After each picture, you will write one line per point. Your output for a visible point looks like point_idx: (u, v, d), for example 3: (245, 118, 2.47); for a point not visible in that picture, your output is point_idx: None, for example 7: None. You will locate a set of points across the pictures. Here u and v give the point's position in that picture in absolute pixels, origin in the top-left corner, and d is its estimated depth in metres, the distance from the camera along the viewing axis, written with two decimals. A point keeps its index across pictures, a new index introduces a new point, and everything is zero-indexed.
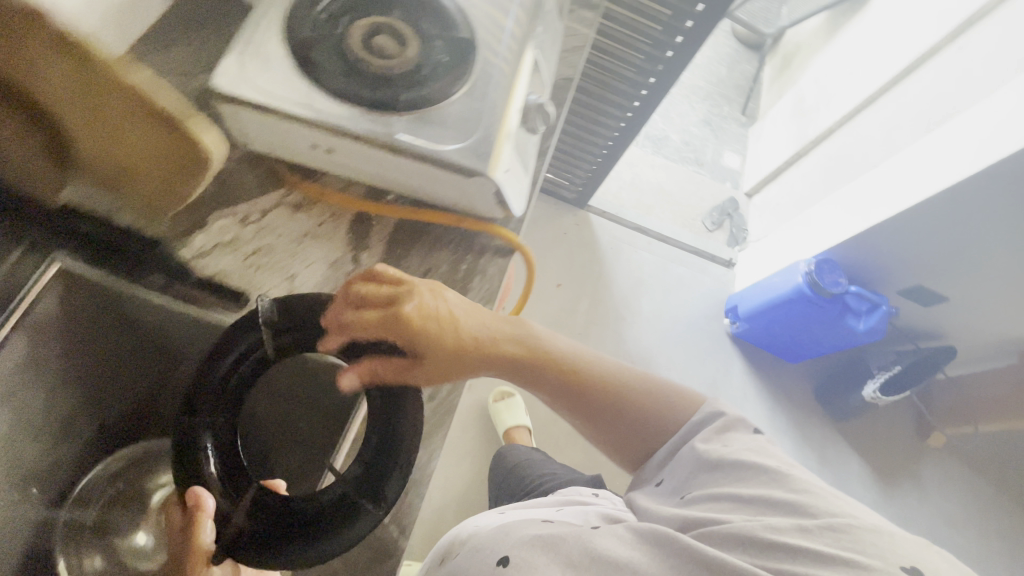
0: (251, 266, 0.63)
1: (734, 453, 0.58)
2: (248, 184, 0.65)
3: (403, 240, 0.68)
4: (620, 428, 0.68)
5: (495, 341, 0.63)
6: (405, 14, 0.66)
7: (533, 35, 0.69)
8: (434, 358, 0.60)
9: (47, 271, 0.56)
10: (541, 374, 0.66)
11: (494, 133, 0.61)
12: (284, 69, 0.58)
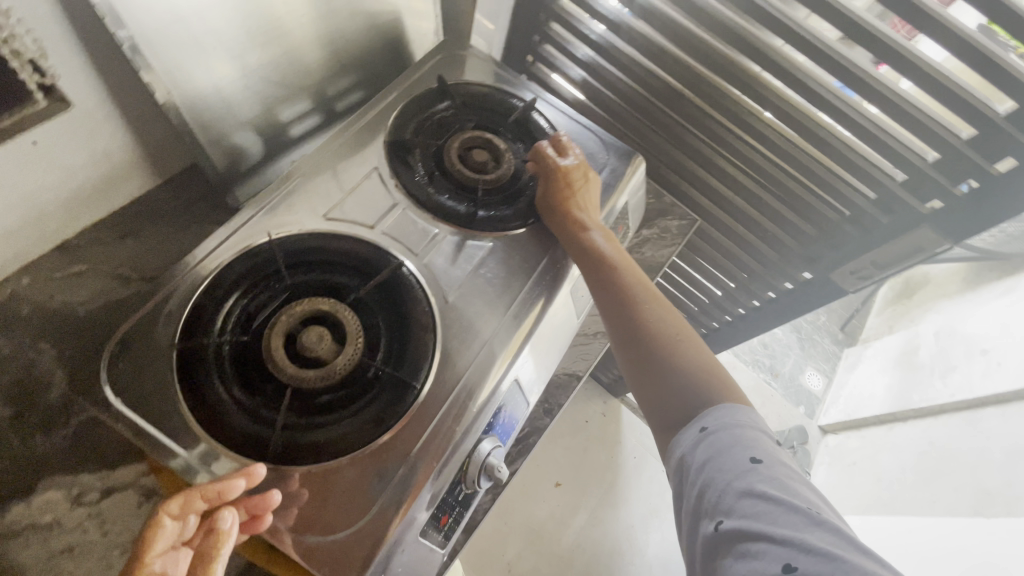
0: (50, 570, 0.51)
1: (759, 482, 0.42)
2: (108, 452, 0.55)
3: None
4: (652, 376, 0.53)
5: (615, 254, 0.59)
6: (360, 306, 0.53)
7: (520, 342, 0.54)
8: (573, 236, 0.59)
9: None
10: (628, 303, 0.56)
11: (404, 497, 0.46)
12: (171, 382, 0.47)
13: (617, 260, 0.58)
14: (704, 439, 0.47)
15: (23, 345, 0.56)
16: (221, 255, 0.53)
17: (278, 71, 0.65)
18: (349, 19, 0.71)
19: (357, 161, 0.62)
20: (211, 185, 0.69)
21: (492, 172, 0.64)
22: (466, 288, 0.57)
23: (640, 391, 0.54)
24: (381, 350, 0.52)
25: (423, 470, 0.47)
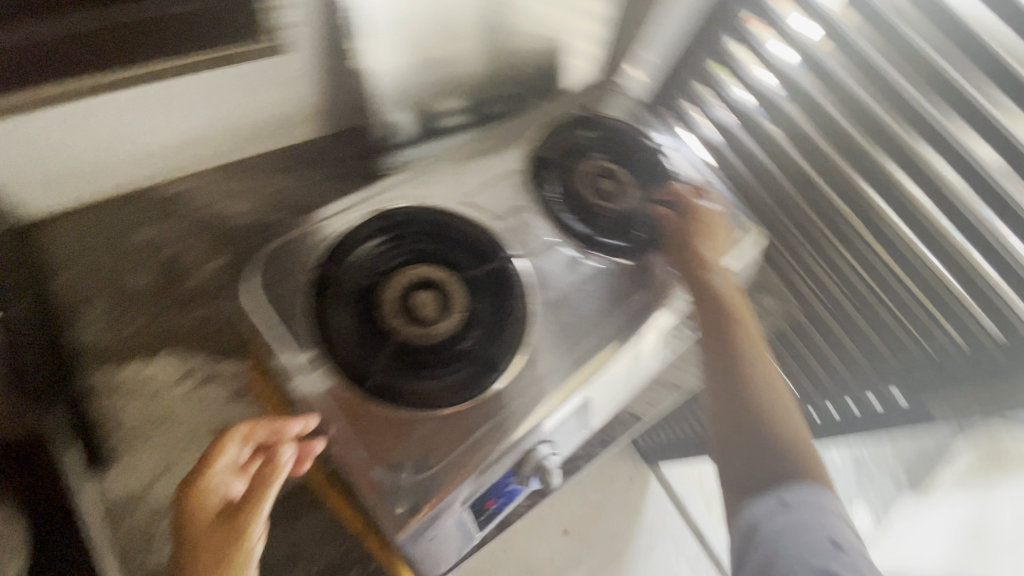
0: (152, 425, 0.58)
1: (838, 567, 0.43)
2: (221, 343, 0.62)
3: (306, 501, 0.56)
4: (743, 433, 0.53)
5: (734, 307, 0.59)
6: (471, 283, 0.57)
7: (602, 369, 0.56)
8: (695, 277, 0.61)
9: None
10: (733, 354, 0.57)
11: (461, 469, 0.49)
12: (300, 298, 0.53)
13: (735, 314, 0.59)
14: (784, 511, 0.47)
15: (178, 236, 0.66)
16: (365, 206, 0.59)
17: (448, 60, 0.73)
18: (524, 34, 0.77)
19: (501, 158, 0.67)
20: (367, 146, 0.77)
21: (613, 199, 0.67)
22: (568, 298, 0.59)
23: (724, 444, 0.54)
24: (480, 328, 0.55)
25: (483, 454, 0.50)
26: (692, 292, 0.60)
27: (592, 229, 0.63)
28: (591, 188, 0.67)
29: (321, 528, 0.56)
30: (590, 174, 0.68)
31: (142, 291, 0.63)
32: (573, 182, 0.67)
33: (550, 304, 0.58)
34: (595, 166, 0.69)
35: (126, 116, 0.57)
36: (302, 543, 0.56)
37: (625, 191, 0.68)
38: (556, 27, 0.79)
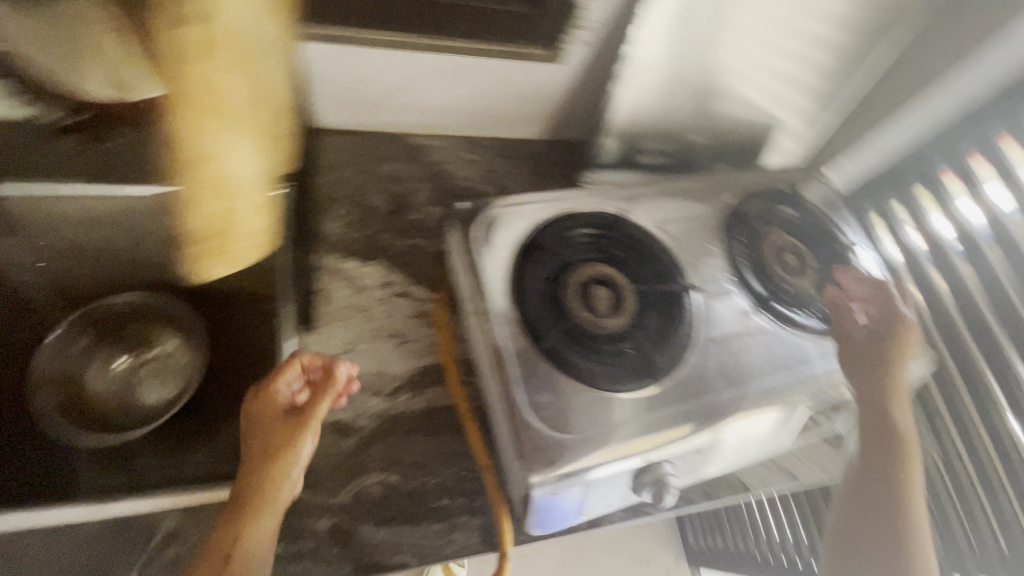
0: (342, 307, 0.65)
1: None
2: (416, 269, 0.70)
3: (440, 426, 0.61)
4: (864, 550, 0.56)
5: (903, 436, 0.61)
6: (648, 298, 0.62)
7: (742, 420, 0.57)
8: (874, 389, 0.61)
9: None
10: (886, 481, 0.59)
11: (600, 448, 0.52)
12: (507, 252, 0.60)
13: (903, 443, 0.60)
14: None
15: (414, 181, 0.78)
16: (580, 199, 0.66)
17: (680, 112, 0.81)
18: (754, 108, 0.83)
19: (707, 202, 0.71)
20: (579, 157, 0.85)
21: (791, 275, 0.70)
22: (733, 342, 0.61)
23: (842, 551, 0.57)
24: (645, 339, 0.59)
25: (624, 445, 0.53)
26: (861, 397, 0.61)
27: (764, 290, 0.66)
28: (773, 256, 0.70)
29: (445, 454, 0.60)
30: (776, 245, 0.71)
31: (374, 205, 0.74)
32: (758, 244, 0.70)
33: (716, 342, 0.60)
34: (781, 239, 0.72)
35: (425, 80, 0.70)
36: (424, 460, 0.59)
37: (802, 272, 0.70)
38: (786, 111, 0.84)
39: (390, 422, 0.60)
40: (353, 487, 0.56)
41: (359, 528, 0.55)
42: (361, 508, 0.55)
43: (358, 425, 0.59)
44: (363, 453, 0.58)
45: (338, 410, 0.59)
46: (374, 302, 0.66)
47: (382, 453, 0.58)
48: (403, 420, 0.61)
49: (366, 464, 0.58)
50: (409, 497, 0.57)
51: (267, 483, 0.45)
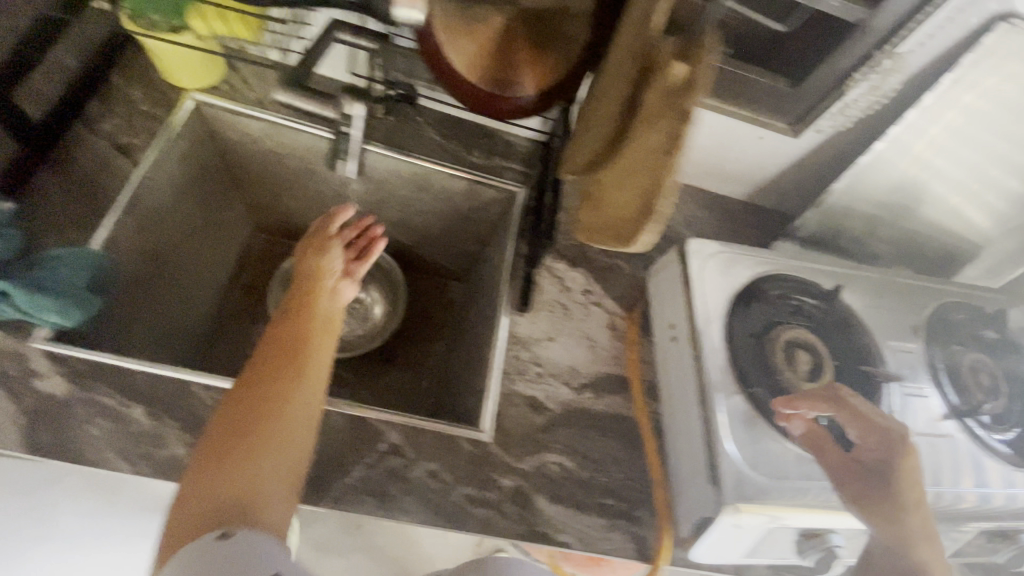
0: (550, 301, 0.72)
1: None
2: (617, 285, 0.75)
3: (617, 431, 0.65)
4: None
5: None
6: (844, 371, 0.64)
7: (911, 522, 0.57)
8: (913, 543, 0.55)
9: (502, 183, 0.79)
10: None
11: (788, 500, 0.55)
12: (727, 294, 0.64)
13: None
14: None
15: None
16: (794, 264, 0.69)
17: (879, 200, 0.81)
18: (969, 225, 0.83)
19: (913, 302, 0.72)
20: (775, 224, 0.88)
21: (984, 397, 0.69)
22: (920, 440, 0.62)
23: None
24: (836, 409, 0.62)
25: (813, 506, 0.55)
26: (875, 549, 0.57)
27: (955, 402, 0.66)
28: (968, 373, 0.70)
29: (618, 458, 0.64)
30: (972, 364, 0.71)
31: None
32: (954, 358, 0.70)
33: None
34: (977, 359, 0.72)
35: None
36: (597, 457, 0.64)
37: (994, 397, 0.69)
38: (1000, 238, 0.83)
39: (574, 413, 0.65)
40: (536, 460, 0.62)
41: (535, 497, 0.60)
42: (539, 479, 0.61)
43: (548, 407, 0.65)
44: (547, 434, 0.64)
45: (536, 389, 0.65)
46: (577, 304, 0.72)
47: (564, 438, 0.64)
48: (585, 415, 0.66)
49: (549, 443, 0.63)
50: (580, 484, 0.62)
51: (319, 292, 0.62)
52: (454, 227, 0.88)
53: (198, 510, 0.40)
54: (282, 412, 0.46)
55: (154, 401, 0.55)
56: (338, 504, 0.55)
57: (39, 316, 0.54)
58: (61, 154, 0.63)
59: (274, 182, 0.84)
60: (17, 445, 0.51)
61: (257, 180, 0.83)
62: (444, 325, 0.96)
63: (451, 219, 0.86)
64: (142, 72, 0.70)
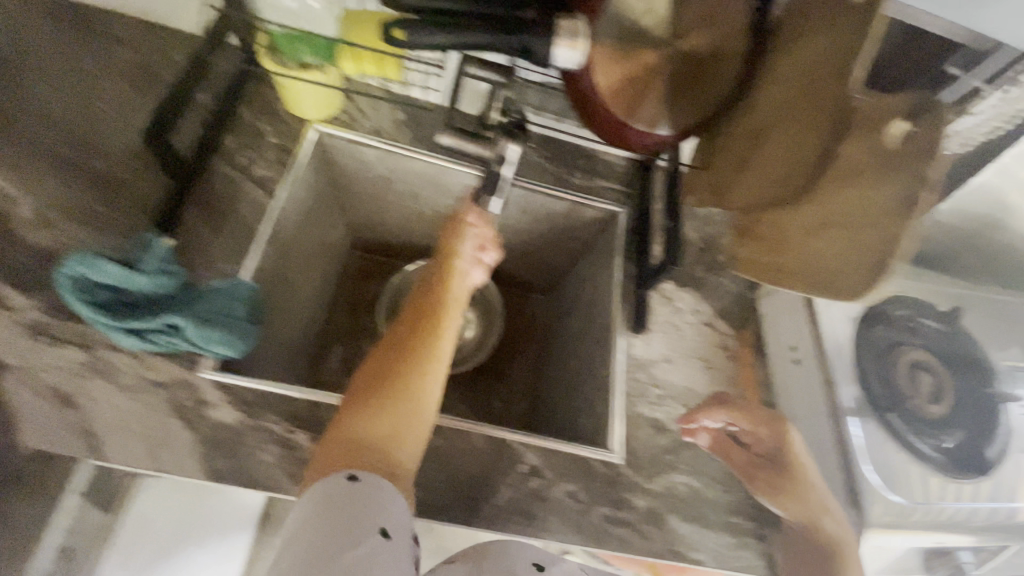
0: (663, 323, 0.73)
1: None
2: (724, 305, 0.76)
3: (737, 450, 0.67)
4: None
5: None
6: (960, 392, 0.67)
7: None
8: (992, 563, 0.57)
9: (606, 203, 0.79)
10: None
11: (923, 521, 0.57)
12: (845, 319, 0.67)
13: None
14: None
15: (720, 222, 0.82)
16: (904, 287, 0.71)
17: None
18: None
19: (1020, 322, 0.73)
20: None
21: None
22: None
23: None
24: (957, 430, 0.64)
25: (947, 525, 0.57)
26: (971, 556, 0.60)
27: None
28: None
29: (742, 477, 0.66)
30: None
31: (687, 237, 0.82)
32: None
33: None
34: None
35: None
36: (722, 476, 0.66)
37: None
38: None
39: (696, 434, 0.67)
40: (664, 480, 0.64)
41: (667, 517, 0.62)
42: (670, 499, 0.63)
43: (672, 427, 0.67)
44: (672, 454, 0.66)
45: (658, 411, 0.67)
46: (688, 325, 0.74)
47: (688, 459, 0.66)
48: (706, 435, 0.67)
49: (675, 464, 0.65)
50: (708, 504, 0.64)
51: (455, 268, 0.61)
52: (548, 245, 0.90)
53: (331, 455, 0.46)
54: (412, 384, 0.51)
55: (315, 428, 0.58)
56: (490, 524, 0.58)
57: (208, 347, 0.57)
58: (203, 188, 0.66)
59: (375, 205, 0.87)
60: (200, 473, 0.54)
61: (360, 201, 0.87)
62: (532, 339, 0.98)
63: (547, 238, 0.88)
64: (268, 105, 0.73)
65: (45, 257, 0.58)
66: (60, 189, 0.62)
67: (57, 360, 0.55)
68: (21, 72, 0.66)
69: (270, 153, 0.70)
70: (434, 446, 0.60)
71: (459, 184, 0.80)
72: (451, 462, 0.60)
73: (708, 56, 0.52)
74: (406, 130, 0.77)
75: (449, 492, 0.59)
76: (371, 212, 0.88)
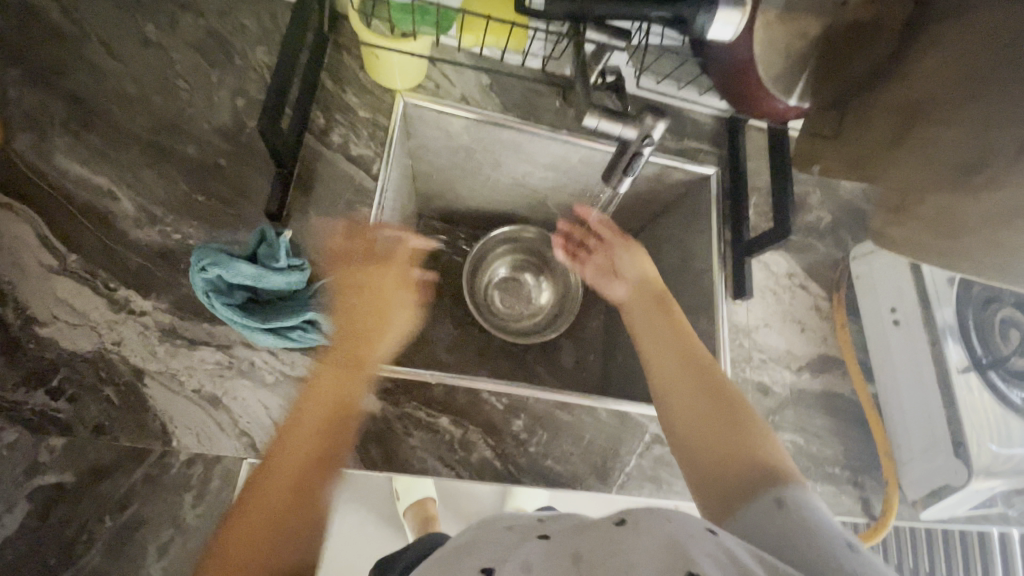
0: (759, 287, 0.74)
1: None
2: (815, 267, 0.77)
3: (834, 407, 0.71)
4: None
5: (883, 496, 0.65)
6: None
7: None
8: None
9: (698, 166, 0.78)
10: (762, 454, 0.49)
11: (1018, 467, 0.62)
12: (944, 280, 0.68)
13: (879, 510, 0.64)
14: None
15: (806, 183, 0.81)
16: None
17: None
18: None
19: None
20: None
21: None
22: None
23: None
24: None
25: None
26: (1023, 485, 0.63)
27: None
28: None
29: (839, 431, 0.70)
30: None
31: None
32: None
33: None
34: None
35: None
36: (821, 431, 0.70)
37: None
38: None
39: (796, 394, 0.71)
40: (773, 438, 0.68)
41: None
42: None
43: (775, 390, 0.70)
44: (777, 414, 0.69)
45: (762, 375, 0.70)
46: (783, 288, 0.75)
47: (791, 418, 0.70)
48: (806, 394, 0.71)
49: (779, 422, 0.69)
50: (811, 458, 0.68)
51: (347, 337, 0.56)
52: (626, 208, 0.89)
53: None
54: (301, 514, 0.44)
55: (454, 411, 0.59)
56: (622, 491, 0.62)
57: (346, 339, 0.56)
58: (300, 169, 0.63)
59: (449, 174, 0.85)
60: (352, 461, 0.54)
61: (435, 171, 0.83)
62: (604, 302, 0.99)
63: (628, 200, 0.87)
64: (352, 74, 0.69)
65: (158, 253, 0.56)
66: (153, 176, 0.58)
67: (195, 360, 0.53)
68: (87, 45, 0.60)
69: (361, 129, 0.67)
70: (563, 422, 0.62)
71: (545, 150, 0.78)
72: (581, 437, 0.62)
73: (853, 29, 0.52)
74: (493, 95, 0.73)
75: (583, 464, 0.61)
76: (444, 180, 0.85)
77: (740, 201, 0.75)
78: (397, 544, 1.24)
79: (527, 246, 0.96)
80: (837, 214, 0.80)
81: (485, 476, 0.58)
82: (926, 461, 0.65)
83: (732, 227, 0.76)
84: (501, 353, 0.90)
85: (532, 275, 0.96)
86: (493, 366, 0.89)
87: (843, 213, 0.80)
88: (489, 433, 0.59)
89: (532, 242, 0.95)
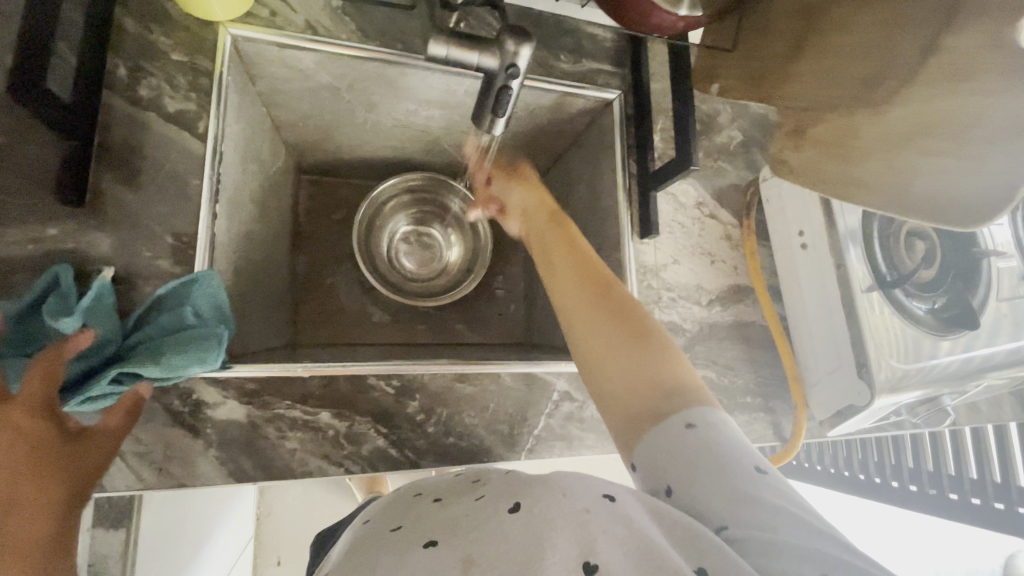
0: (668, 221, 0.70)
1: None
2: (725, 192, 0.72)
3: (746, 336, 0.70)
4: None
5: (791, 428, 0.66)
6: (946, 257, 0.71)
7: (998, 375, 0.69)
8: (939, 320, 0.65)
9: (598, 91, 0.69)
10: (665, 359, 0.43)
11: (918, 381, 0.63)
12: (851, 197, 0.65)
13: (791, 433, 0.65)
14: None
15: (714, 100, 0.74)
16: None
17: None
18: None
19: None
20: None
21: None
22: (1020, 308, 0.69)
23: None
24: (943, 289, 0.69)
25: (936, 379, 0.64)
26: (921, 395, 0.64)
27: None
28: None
29: (751, 361, 0.69)
30: None
31: None
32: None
33: (1006, 303, 0.69)
34: None
35: None
36: (733, 363, 0.69)
37: None
38: None
39: (708, 328, 0.69)
40: None
41: None
42: None
43: (686, 327, 0.68)
44: (689, 351, 0.67)
45: (673, 314, 0.67)
46: (693, 220, 0.71)
47: (703, 354, 0.68)
48: (718, 328, 0.69)
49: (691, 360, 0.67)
50: (723, 390, 0.67)
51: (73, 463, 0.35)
52: (529, 143, 0.80)
53: None
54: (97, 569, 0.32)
55: (337, 403, 0.53)
56: (532, 456, 0.59)
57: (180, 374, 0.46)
58: (104, 137, 0.51)
59: (319, 121, 0.73)
60: (219, 477, 0.49)
61: (301, 118, 0.71)
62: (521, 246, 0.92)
63: (529, 134, 0.78)
64: (157, 8, 0.55)
65: None
66: None
67: None
68: None
69: (179, 78, 0.54)
70: (464, 396, 0.58)
71: (423, 84, 0.67)
72: (484, 408, 0.58)
73: None
74: (346, 20, 0.60)
75: (489, 435, 0.58)
76: (314, 127, 0.73)
77: (643, 128, 0.68)
78: (345, 507, 1.22)
79: (428, 193, 0.88)
80: (749, 132, 0.74)
81: (380, 465, 0.54)
82: (832, 383, 0.65)
83: (638, 157, 0.69)
84: (411, 314, 0.84)
85: (439, 225, 0.89)
86: (402, 330, 0.82)
87: (756, 130, 0.74)
88: (380, 420, 0.54)
89: (434, 187, 0.87)
